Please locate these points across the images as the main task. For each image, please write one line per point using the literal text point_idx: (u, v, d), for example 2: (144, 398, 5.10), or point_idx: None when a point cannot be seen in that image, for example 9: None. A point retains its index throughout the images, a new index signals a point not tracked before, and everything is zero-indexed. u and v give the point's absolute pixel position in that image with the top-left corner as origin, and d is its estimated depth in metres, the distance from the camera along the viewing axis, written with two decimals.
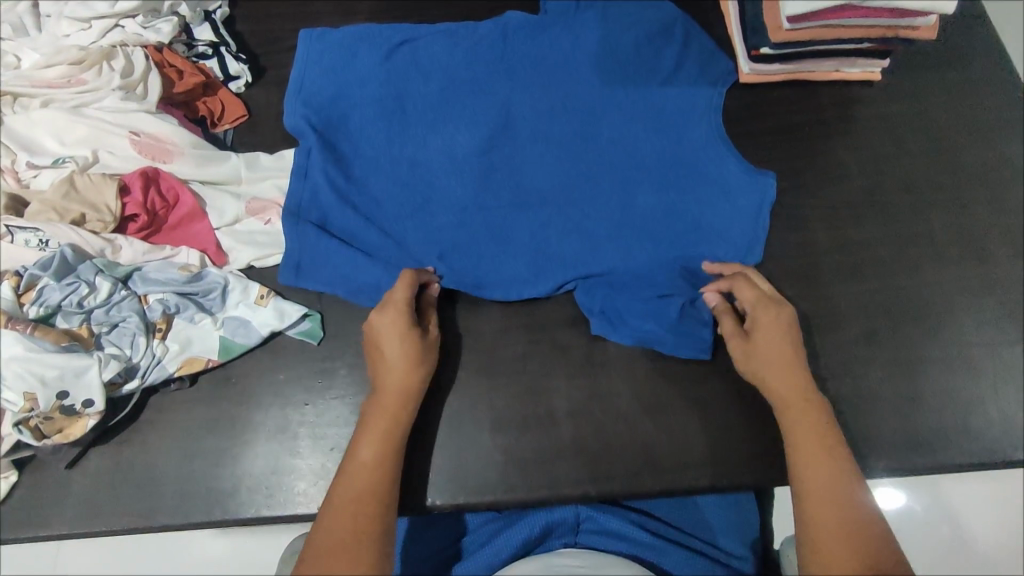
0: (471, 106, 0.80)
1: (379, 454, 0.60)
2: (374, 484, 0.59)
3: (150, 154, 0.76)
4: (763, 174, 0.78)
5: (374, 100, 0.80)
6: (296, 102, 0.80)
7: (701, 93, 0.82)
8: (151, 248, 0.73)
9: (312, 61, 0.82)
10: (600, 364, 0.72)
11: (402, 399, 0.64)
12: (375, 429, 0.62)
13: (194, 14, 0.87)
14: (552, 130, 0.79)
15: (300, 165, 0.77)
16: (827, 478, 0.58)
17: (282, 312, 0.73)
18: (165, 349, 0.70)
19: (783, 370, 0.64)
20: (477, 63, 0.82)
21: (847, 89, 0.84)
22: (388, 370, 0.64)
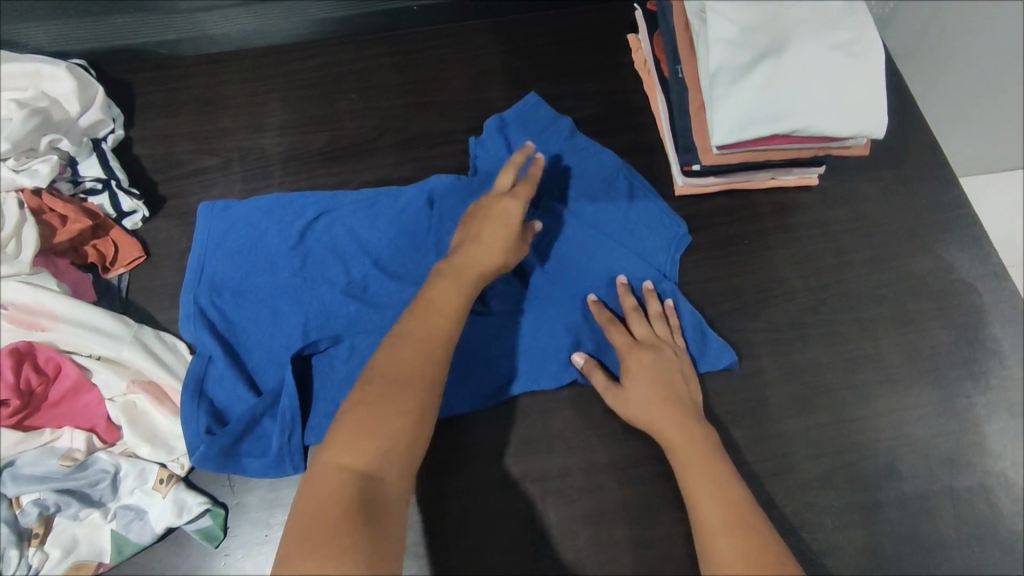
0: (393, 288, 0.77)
1: (438, 324, 0.61)
2: (439, 330, 0.61)
3: (23, 324, 0.67)
4: (722, 348, 0.71)
5: (287, 287, 0.76)
6: (198, 297, 0.75)
7: (644, 249, 0.77)
8: (26, 437, 0.64)
9: (215, 246, 0.78)
10: (539, 530, 0.66)
11: (503, 246, 0.67)
12: (449, 277, 0.64)
13: (80, 148, 0.79)
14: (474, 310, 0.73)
15: (194, 373, 0.71)
16: (719, 523, 0.58)
17: (181, 504, 0.66)
18: (43, 557, 0.63)
19: (645, 400, 0.66)
20: (396, 236, 0.79)
21: (784, 196, 0.81)
22: (483, 227, 0.68)
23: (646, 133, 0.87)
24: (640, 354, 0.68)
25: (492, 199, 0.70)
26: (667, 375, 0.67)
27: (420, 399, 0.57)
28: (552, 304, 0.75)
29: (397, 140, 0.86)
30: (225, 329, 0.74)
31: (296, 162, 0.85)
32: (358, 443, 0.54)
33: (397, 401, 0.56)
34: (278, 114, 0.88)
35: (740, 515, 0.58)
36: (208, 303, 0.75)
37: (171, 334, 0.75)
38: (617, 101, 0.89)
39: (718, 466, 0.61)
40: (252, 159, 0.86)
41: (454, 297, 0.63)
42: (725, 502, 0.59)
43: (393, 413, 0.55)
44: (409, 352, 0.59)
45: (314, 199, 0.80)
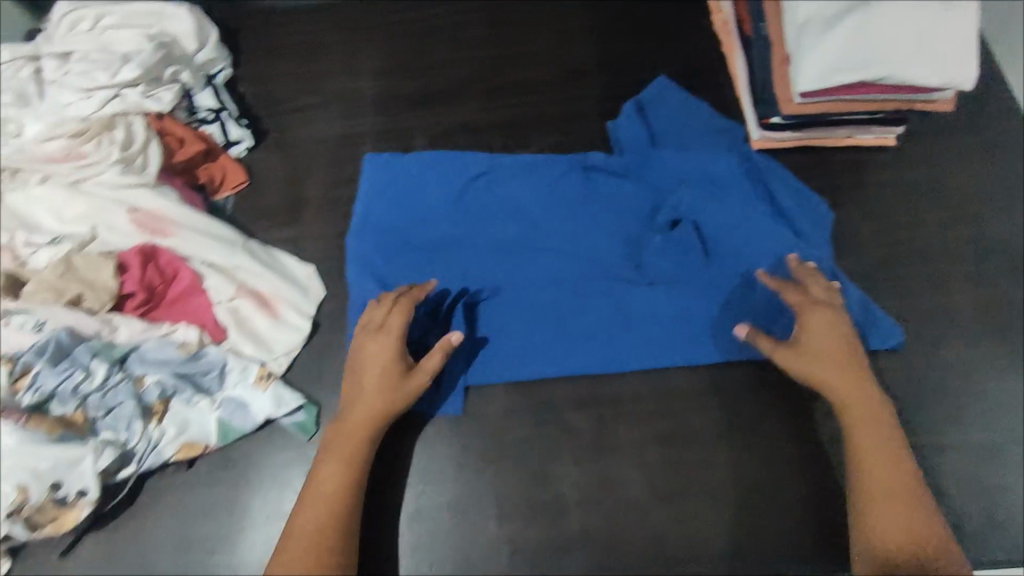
0: (544, 246, 0.79)
1: (361, 423, 0.64)
2: (355, 432, 0.64)
3: (148, 228, 0.75)
4: (887, 325, 0.71)
5: (448, 239, 0.79)
6: (362, 240, 0.79)
7: (795, 224, 0.77)
8: (148, 327, 0.71)
9: (379, 193, 0.82)
10: (609, 447, 0.70)
11: (378, 389, 0.64)
12: (366, 393, 0.65)
13: (196, 80, 0.86)
14: (577, 257, 0.78)
15: (357, 311, 0.76)
16: (880, 488, 0.59)
17: (281, 399, 0.72)
18: (161, 434, 0.69)
19: (821, 360, 0.64)
20: (551, 197, 0.81)
21: (860, 155, 0.83)
22: (364, 367, 0.66)
23: (722, 92, 0.89)
24: (811, 315, 0.65)
25: (363, 339, 0.67)
26: (843, 341, 0.65)
27: (345, 501, 0.62)
28: (689, 277, 0.76)
29: (483, 90, 0.91)
30: (384, 271, 0.78)
31: (388, 105, 0.91)
32: (306, 535, 0.59)
33: (323, 505, 0.61)
34: (372, 62, 0.94)
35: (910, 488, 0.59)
36: (373, 246, 0.79)
37: (270, 246, 0.81)
38: (696, 61, 0.92)
39: (889, 429, 0.62)
40: (348, 101, 0.92)
41: (382, 394, 0.64)
42: (894, 468, 0.60)
43: (326, 508, 0.61)
44: (338, 455, 0.63)
45: (479, 161, 0.83)
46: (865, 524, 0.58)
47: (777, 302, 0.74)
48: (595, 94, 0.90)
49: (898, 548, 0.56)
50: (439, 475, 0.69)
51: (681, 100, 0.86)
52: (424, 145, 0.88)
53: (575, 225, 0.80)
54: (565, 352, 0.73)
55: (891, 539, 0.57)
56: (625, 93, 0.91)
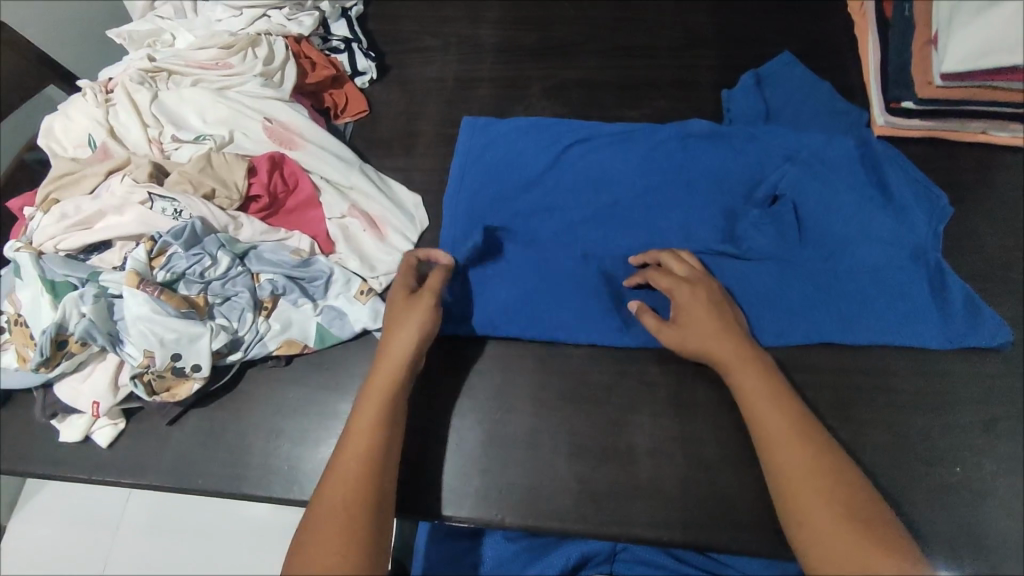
0: (641, 216, 0.78)
1: (388, 368, 0.65)
2: (387, 379, 0.64)
3: (279, 141, 0.80)
4: (992, 323, 0.69)
5: (543, 201, 0.80)
6: (458, 197, 0.81)
7: (913, 216, 0.74)
8: (268, 230, 0.77)
9: (475, 152, 0.83)
10: (686, 406, 0.70)
11: (400, 329, 0.66)
12: (386, 352, 0.66)
13: (333, 11, 0.92)
14: (677, 230, 0.77)
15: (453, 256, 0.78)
16: (814, 498, 0.56)
17: (378, 313, 0.76)
18: (267, 328, 0.75)
19: (697, 331, 0.66)
20: (651, 168, 0.80)
21: (990, 154, 0.79)
22: (388, 322, 0.68)
23: (849, 75, 0.86)
24: (688, 287, 0.68)
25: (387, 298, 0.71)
26: (725, 314, 0.67)
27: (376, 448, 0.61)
28: (799, 263, 0.73)
29: (600, 47, 0.92)
30: (479, 227, 0.79)
31: (506, 53, 0.93)
32: (343, 484, 0.58)
33: (355, 450, 0.60)
34: (494, 11, 0.97)
35: (803, 431, 0.60)
36: (469, 200, 0.80)
37: (381, 174, 0.86)
38: (824, 41, 0.89)
39: (793, 422, 0.60)
40: (468, 45, 0.94)
41: (402, 341, 0.66)
42: (809, 474, 0.57)
43: (360, 459, 0.60)
44: (370, 408, 0.63)
45: (575, 127, 0.83)
46: (806, 535, 0.55)
47: (889, 299, 0.71)
48: (715, 64, 0.89)
49: (810, 489, 0.56)
50: (517, 407, 0.71)
51: (796, 79, 0.84)
52: (538, 94, 0.89)
53: (677, 196, 0.78)
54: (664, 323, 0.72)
55: (848, 553, 0.52)
56: (746, 66, 0.89)
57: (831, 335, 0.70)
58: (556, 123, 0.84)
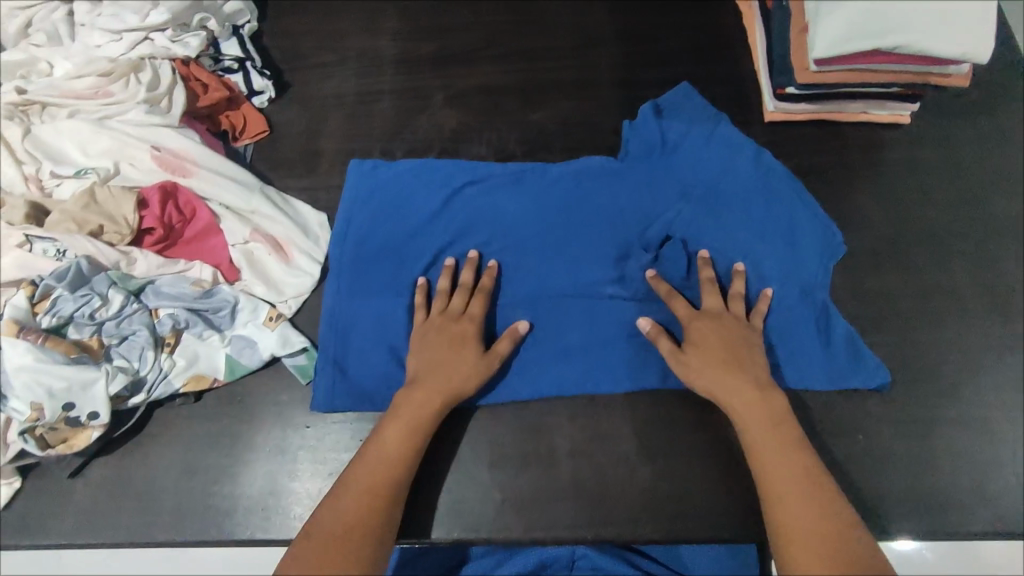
0: (532, 259, 0.77)
1: (393, 426, 0.65)
2: (430, 397, 0.66)
3: (169, 168, 0.77)
4: (874, 358, 0.70)
5: (431, 249, 0.78)
6: (345, 249, 0.79)
7: (796, 254, 0.75)
8: (164, 263, 0.74)
9: (363, 199, 0.81)
10: (602, 403, 0.71)
11: (461, 365, 0.68)
12: (438, 371, 0.67)
13: (222, 30, 0.88)
14: (570, 269, 0.76)
15: (335, 316, 0.75)
16: (797, 524, 0.56)
17: (287, 339, 0.74)
18: (171, 364, 0.71)
19: (714, 364, 0.66)
20: (542, 209, 0.79)
21: (874, 132, 0.82)
22: (427, 351, 0.69)
23: (740, 65, 0.89)
24: (704, 323, 0.68)
25: (439, 320, 0.71)
26: (741, 354, 0.66)
27: (376, 498, 0.61)
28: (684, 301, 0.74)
29: (500, 53, 0.92)
30: (362, 283, 0.77)
31: (407, 65, 0.92)
32: (353, 500, 0.60)
33: (351, 504, 0.60)
34: (393, 21, 0.96)
35: (798, 455, 0.61)
36: (354, 254, 0.78)
37: (286, 193, 0.83)
38: (716, 32, 0.92)
39: (796, 456, 0.60)
40: (368, 59, 0.93)
41: (405, 399, 0.66)
42: (802, 503, 0.57)
43: (378, 475, 0.62)
44: (369, 464, 0.63)
45: (465, 169, 0.81)
46: (787, 570, 0.55)
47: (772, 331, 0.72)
48: (613, 62, 0.91)
49: (796, 511, 0.57)
50: (436, 422, 0.70)
51: (690, 108, 0.83)
52: (440, 104, 0.89)
53: (568, 238, 0.78)
54: (554, 371, 0.72)
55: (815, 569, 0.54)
56: (644, 62, 0.91)
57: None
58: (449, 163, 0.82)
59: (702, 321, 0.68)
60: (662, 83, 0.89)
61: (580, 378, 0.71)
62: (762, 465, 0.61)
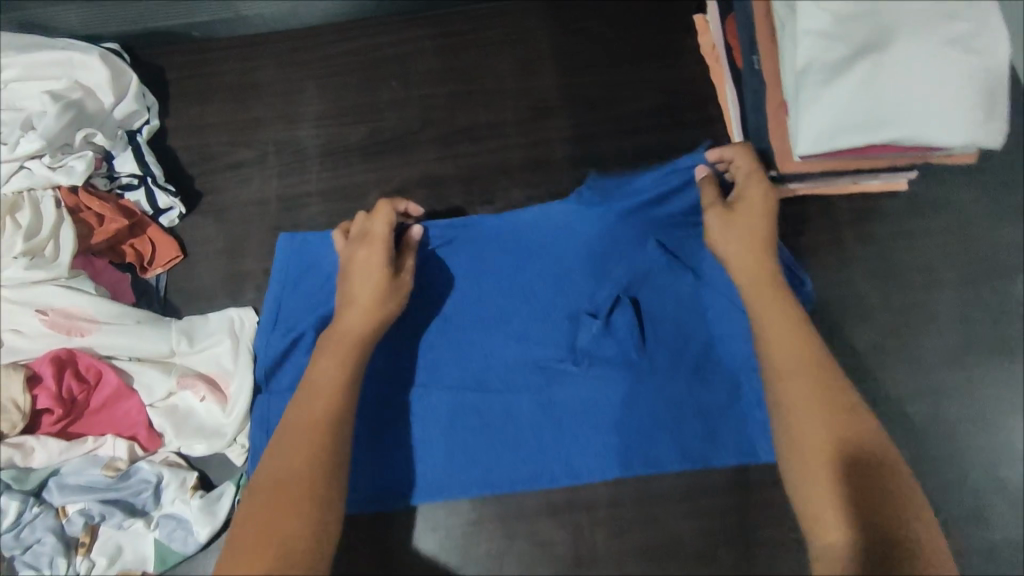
0: (472, 336, 0.69)
1: (316, 396, 0.56)
2: (347, 343, 0.60)
3: (65, 330, 0.66)
4: None
5: None
6: (271, 343, 0.71)
7: None
8: (70, 445, 0.64)
9: (290, 293, 0.72)
10: (585, 561, 0.63)
11: (372, 286, 0.62)
12: (360, 298, 0.62)
13: (115, 141, 0.76)
14: (516, 337, 0.69)
15: (266, 420, 0.69)
16: (814, 481, 0.50)
17: (216, 509, 0.65)
18: (91, 566, 0.62)
19: (734, 233, 0.60)
20: (481, 271, 0.71)
21: (866, 202, 0.73)
22: (352, 281, 0.62)
23: (711, 129, 0.79)
24: (750, 189, 0.61)
25: (353, 250, 0.64)
26: (763, 234, 0.60)
27: (318, 441, 0.53)
28: (654, 384, 0.67)
29: (439, 133, 0.81)
30: (293, 383, 0.70)
31: (333, 156, 0.81)
32: (296, 457, 0.52)
33: (296, 446, 0.53)
34: (314, 103, 0.84)
35: (810, 352, 0.55)
36: (283, 348, 0.71)
37: (207, 313, 0.74)
38: (681, 88, 0.81)
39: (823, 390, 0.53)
40: (288, 152, 0.81)
41: (334, 378, 0.58)
42: (828, 445, 0.51)
43: (303, 453, 0.53)
44: (303, 418, 0.55)
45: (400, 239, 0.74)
46: (796, 462, 0.52)
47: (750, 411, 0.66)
48: (568, 135, 0.80)
49: (792, 374, 0.54)
50: None
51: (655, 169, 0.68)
52: (375, 203, 0.78)
53: (512, 304, 0.70)
54: (509, 472, 0.65)
55: (830, 533, 0.47)
56: (603, 133, 0.80)
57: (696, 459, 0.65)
58: None
59: (722, 219, 0.61)
60: (624, 157, 0.79)
61: (536, 475, 0.65)
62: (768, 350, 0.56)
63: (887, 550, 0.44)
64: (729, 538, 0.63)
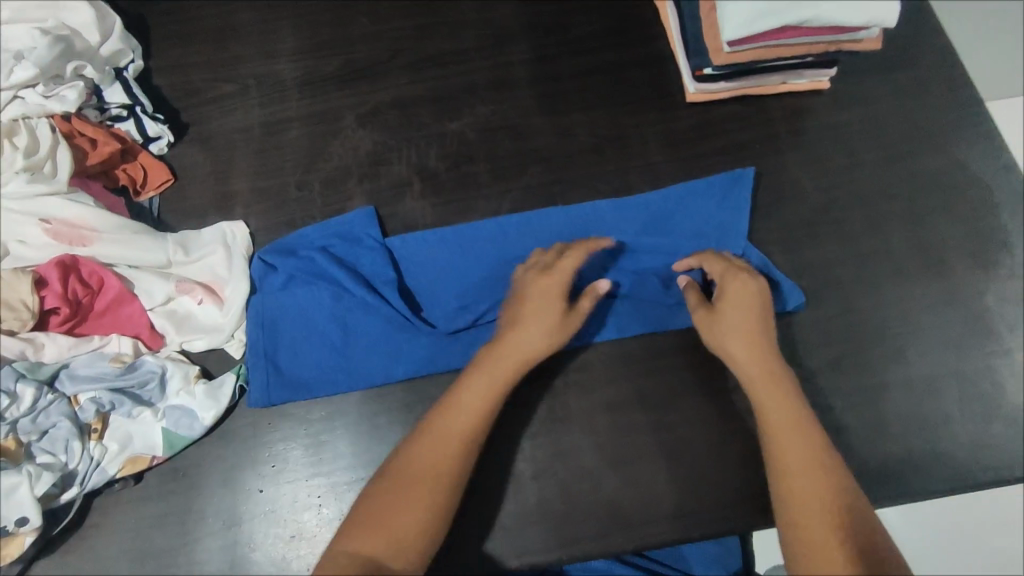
0: (453, 236, 0.77)
1: (478, 380, 0.64)
2: (511, 365, 0.65)
3: (67, 240, 0.71)
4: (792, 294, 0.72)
5: (353, 242, 0.77)
6: (266, 253, 0.77)
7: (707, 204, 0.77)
8: (78, 342, 0.69)
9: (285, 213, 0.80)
10: (562, 418, 0.69)
11: (535, 322, 0.66)
12: (509, 342, 0.66)
13: (103, 75, 0.80)
14: (491, 234, 0.77)
15: (262, 318, 0.74)
16: (823, 531, 0.56)
17: (220, 395, 0.70)
18: (103, 451, 0.67)
19: (736, 331, 0.66)
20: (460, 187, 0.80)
21: (795, 100, 0.81)
22: (527, 311, 0.66)
23: (655, 46, 0.87)
24: (739, 288, 0.67)
25: (531, 276, 0.69)
26: (756, 336, 0.66)
27: (467, 451, 0.61)
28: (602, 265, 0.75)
29: (409, 61, 0.87)
30: (285, 284, 0.75)
31: (311, 86, 0.87)
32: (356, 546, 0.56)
33: (444, 442, 0.61)
34: (291, 40, 0.89)
35: (813, 447, 0.60)
36: (276, 257, 0.76)
37: (200, 228, 0.79)
38: (627, 11, 0.89)
39: (813, 443, 0.60)
40: (269, 84, 0.87)
41: (483, 408, 0.63)
42: (817, 498, 0.57)
43: (444, 446, 0.61)
44: (438, 439, 0.61)
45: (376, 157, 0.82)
46: (794, 492, 0.58)
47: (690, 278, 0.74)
48: (528, 57, 0.87)
49: (799, 470, 0.59)
50: None
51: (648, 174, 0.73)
52: (353, 124, 0.84)
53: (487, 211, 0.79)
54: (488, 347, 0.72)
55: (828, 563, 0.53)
56: (559, 54, 0.87)
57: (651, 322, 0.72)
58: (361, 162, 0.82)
59: (699, 314, 0.68)
60: (580, 71, 0.86)
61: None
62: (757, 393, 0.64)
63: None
64: (690, 390, 0.70)
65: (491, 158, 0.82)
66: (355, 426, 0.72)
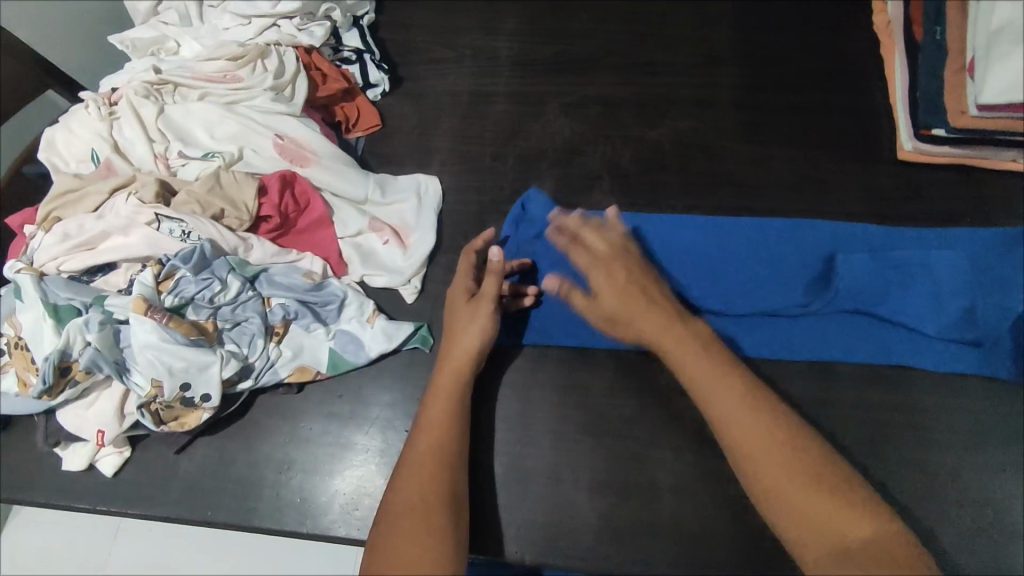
0: (718, 230, 0.76)
1: (447, 379, 0.65)
2: (455, 368, 0.66)
3: (289, 157, 0.78)
4: None
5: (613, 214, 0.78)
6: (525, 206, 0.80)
7: (997, 257, 0.72)
8: (279, 251, 0.75)
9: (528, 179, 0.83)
10: (711, 441, 0.68)
11: (466, 323, 0.68)
12: (455, 348, 0.67)
13: (344, 20, 0.89)
14: (755, 236, 0.76)
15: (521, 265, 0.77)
16: (809, 498, 0.49)
17: (390, 333, 0.73)
18: (279, 354, 0.72)
19: (615, 280, 0.63)
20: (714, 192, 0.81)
21: (1021, 182, 0.77)
22: (458, 317, 0.69)
23: (875, 96, 0.84)
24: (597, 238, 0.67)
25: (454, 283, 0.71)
26: (637, 274, 0.64)
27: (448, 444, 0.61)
28: (861, 286, 0.71)
29: (619, 63, 0.90)
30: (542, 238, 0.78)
31: (522, 68, 0.90)
32: (417, 479, 0.58)
33: (437, 433, 0.62)
34: (510, 22, 0.94)
35: (738, 389, 0.55)
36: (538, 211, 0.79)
37: (397, 176, 0.84)
38: (851, 58, 0.87)
39: (744, 399, 0.54)
40: (483, 58, 0.92)
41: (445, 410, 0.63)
42: (767, 456, 0.51)
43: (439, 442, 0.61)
44: (432, 431, 0.62)
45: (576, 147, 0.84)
46: (748, 462, 0.52)
47: (945, 320, 0.69)
48: (738, 82, 0.87)
49: (733, 426, 0.53)
50: (536, 439, 0.70)
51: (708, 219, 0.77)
52: (555, 111, 0.87)
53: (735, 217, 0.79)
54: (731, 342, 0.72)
55: (860, 531, 0.47)
56: (772, 85, 0.86)
57: (896, 357, 0.70)
58: (556, 148, 0.85)
59: (579, 258, 0.66)
60: (790, 106, 0.85)
61: (761, 343, 0.71)
62: (681, 360, 0.58)
63: (896, 564, 0.44)
64: (855, 448, 0.67)
65: (682, 172, 0.82)
66: (506, 396, 0.72)
